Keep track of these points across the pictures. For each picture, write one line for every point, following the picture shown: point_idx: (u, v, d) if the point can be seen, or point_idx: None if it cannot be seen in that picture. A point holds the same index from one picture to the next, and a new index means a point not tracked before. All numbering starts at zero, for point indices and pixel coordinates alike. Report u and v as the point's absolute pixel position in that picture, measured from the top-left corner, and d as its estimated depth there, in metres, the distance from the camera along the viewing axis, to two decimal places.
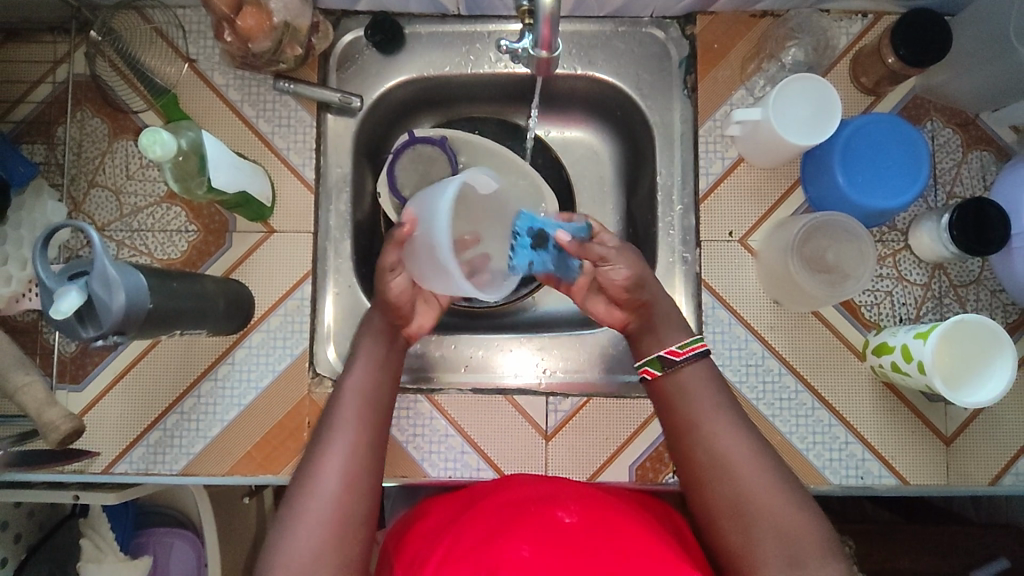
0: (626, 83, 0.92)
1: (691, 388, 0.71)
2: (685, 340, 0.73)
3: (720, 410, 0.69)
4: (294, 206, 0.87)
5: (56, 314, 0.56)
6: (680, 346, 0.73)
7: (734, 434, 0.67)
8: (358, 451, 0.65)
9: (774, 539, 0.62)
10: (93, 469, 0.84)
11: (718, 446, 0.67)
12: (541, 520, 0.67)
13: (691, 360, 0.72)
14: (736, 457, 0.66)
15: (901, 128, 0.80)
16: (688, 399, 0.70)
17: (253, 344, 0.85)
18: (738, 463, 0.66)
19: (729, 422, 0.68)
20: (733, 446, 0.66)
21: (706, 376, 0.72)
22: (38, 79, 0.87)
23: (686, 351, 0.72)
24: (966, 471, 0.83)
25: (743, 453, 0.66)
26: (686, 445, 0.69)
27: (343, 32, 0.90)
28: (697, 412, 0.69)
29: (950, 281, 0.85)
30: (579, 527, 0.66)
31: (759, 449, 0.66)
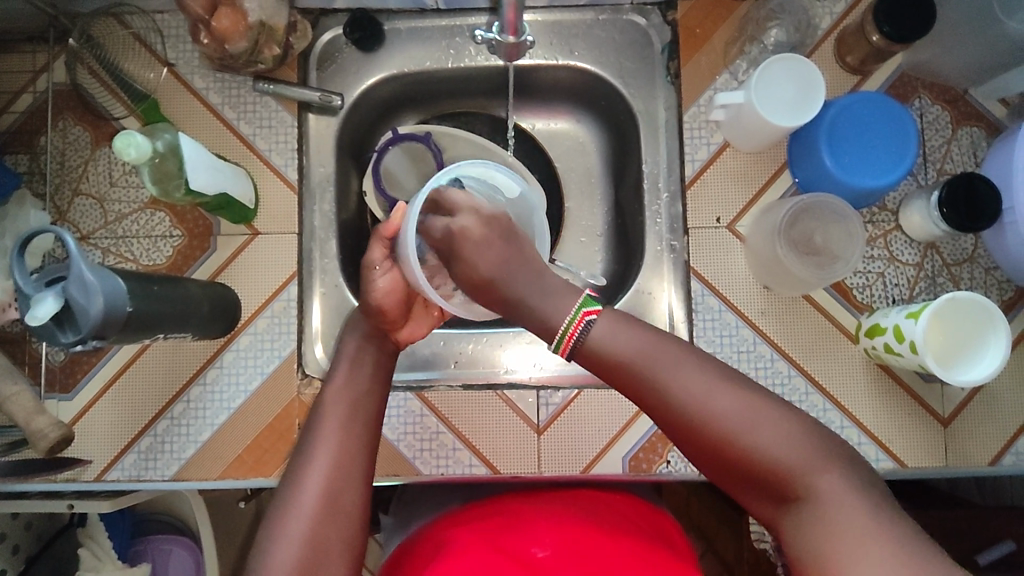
0: (609, 72, 0.91)
1: (617, 347, 0.61)
2: (570, 312, 0.63)
3: (661, 354, 0.60)
4: (278, 207, 0.87)
5: (33, 321, 0.56)
6: (562, 330, 0.63)
7: (684, 373, 0.59)
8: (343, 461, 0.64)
9: (770, 482, 0.56)
10: (86, 477, 0.83)
11: (675, 395, 0.59)
12: (519, 556, 0.70)
13: (587, 329, 0.62)
14: (701, 400, 0.58)
15: (889, 106, 0.79)
16: (622, 361, 0.61)
17: (241, 348, 0.85)
18: (716, 410, 0.58)
19: (677, 361, 0.60)
20: (688, 388, 0.59)
21: (620, 329, 0.62)
22: (19, 89, 0.87)
23: (576, 327, 0.62)
24: (965, 452, 0.82)
25: (703, 390, 0.58)
26: (646, 407, 0.61)
27: (322, 31, 0.90)
28: (633, 367, 0.60)
29: (943, 260, 0.84)
30: (553, 561, 0.69)
31: (723, 384, 0.59)
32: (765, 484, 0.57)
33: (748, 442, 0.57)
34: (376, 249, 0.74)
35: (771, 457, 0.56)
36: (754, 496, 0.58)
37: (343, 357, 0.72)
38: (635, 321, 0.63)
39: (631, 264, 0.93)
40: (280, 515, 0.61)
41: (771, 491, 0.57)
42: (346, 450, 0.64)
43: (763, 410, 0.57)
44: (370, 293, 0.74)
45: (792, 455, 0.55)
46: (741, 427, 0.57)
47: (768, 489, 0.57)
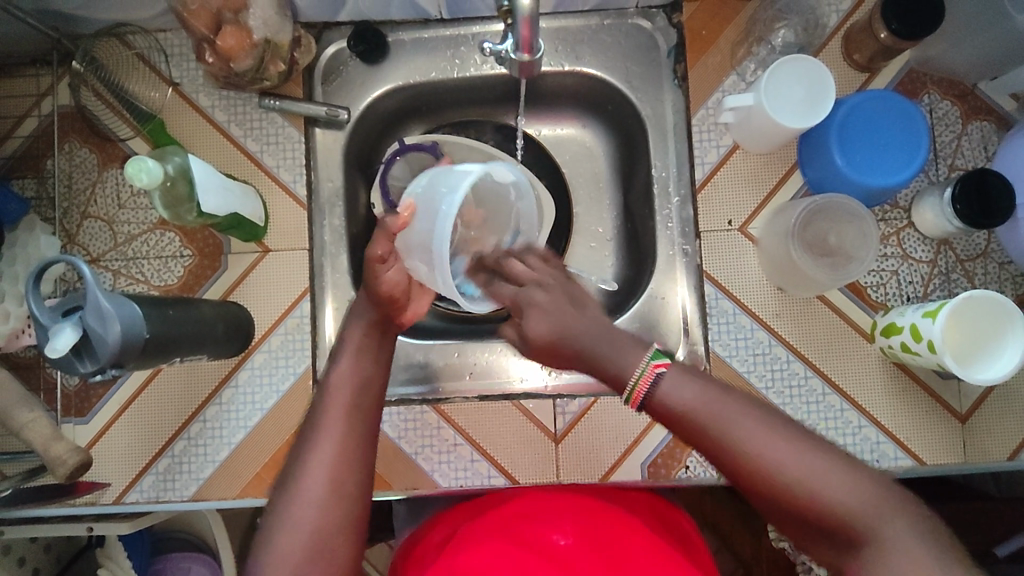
0: (615, 76, 0.90)
1: (686, 404, 0.56)
2: (638, 366, 0.59)
3: (740, 416, 0.55)
4: (289, 224, 0.86)
5: (53, 353, 0.56)
6: (633, 381, 0.59)
7: (766, 436, 0.54)
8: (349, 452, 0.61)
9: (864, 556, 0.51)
10: (105, 500, 0.83)
11: (758, 457, 0.53)
12: (540, 545, 0.67)
13: (655, 383, 0.58)
14: (783, 461, 0.53)
15: (899, 104, 0.78)
16: (689, 418, 0.56)
17: (255, 366, 0.85)
18: (801, 475, 0.52)
19: (758, 422, 0.55)
20: (767, 449, 0.54)
21: (688, 384, 0.57)
22: (24, 113, 0.86)
23: (642, 383, 0.58)
24: (984, 448, 0.82)
25: (788, 454, 0.53)
26: (722, 467, 0.56)
27: (326, 45, 0.89)
28: (705, 424, 0.55)
29: (956, 256, 0.84)
30: (576, 549, 0.66)
31: (808, 444, 0.53)
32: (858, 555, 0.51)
33: (834, 507, 0.51)
34: (380, 243, 0.72)
35: (861, 525, 0.51)
36: (838, 561, 0.54)
37: (348, 344, 0.69)
38: (702, 374, 0.58)
39: (643, 269, 0.93)
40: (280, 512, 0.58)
41: (861, 560, 0.52)
42: (350, 441, 0.62)
43: (855, 475, 0.52)
44: (376, 283, 0.72)
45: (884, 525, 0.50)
46: (829, 490, 0.52)
47: (851, 558, 0.52)
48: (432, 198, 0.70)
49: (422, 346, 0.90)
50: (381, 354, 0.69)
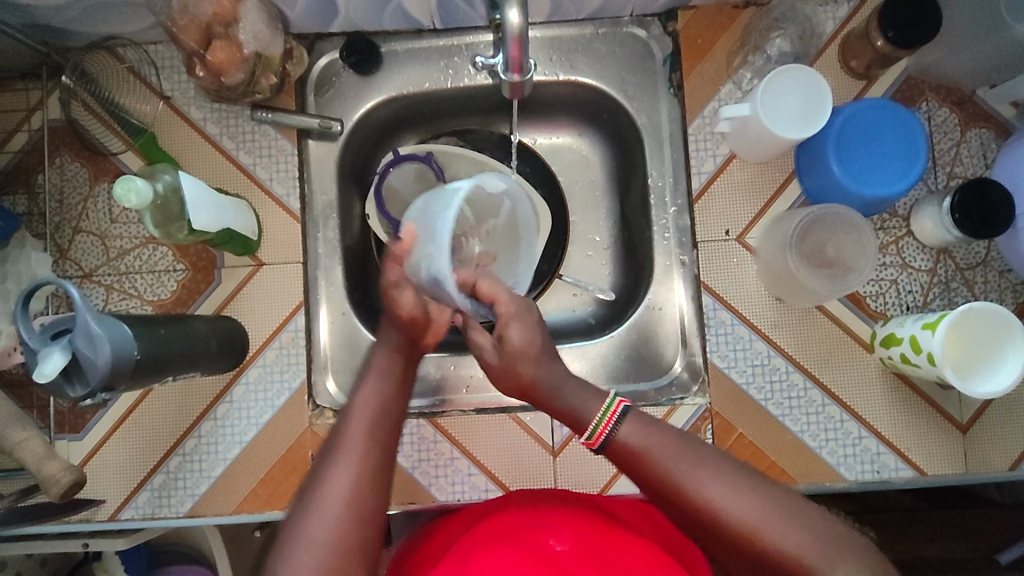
0: (610, 86, 0.90)
1: (643, 448, 0.60)
2: (603, 406, 0.63)
3: (691, 457, 0.58)
4: (283, 237, 0.86)
5: (41, 377, 0.55)
6: (594, 425, 0.62)
7: (713, 474, 0.57)
8: (368, 472, 0.59)
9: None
10: (100, 517, 0.83)
11: (708, 497, 0.56)
12: (536, 550, 0.66)
13: (617, 425, 0.62)
14: (730, 502, 0.55)
15: (897, 113, 0.78)
16: (646, 459, 0.59)
17: (250, 381, 0.84)
18: (748, 511, 0.55)
19: (707, 463, 0.57)
20: (711, 489, 0.56)
21: (648, 430, 0.61)
22: (14, 128, 0.85)
23: (604, 424, 0.62)
24: (984, 458, 0.81)
25: (735, 494, 0.55)
26: (675, 507, 0.58)
27: (318, 56, 0.88)
28: (659, 464, 0.59)
29: (956, 265, 0.83)
30: (572, 554, 0.65)
31: (753, 483, 0.56)
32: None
33: (775, 544, 0.53)
34: (392, 270, 0.70)
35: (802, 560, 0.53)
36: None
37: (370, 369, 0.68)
38: (662, 425, 0.61)
39: (640, 279, 0.92)
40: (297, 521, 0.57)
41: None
42: (370, 462, 0.60)
43: (797, 513, 0.54)
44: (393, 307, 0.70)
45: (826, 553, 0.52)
46: (768, 527, 0.54)
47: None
48: (430, 218, 0.69)
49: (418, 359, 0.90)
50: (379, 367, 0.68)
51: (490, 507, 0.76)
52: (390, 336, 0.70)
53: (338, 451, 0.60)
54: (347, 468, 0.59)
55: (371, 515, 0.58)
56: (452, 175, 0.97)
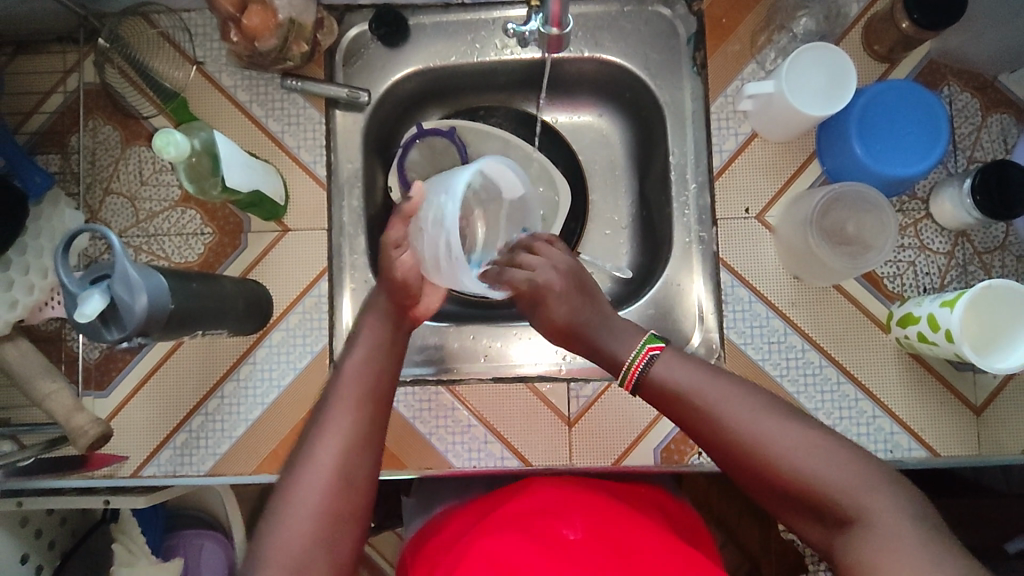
0: (634, 64, 0.91)
1: (679, 380, 0.65)
2: (635, 348, 0.68)
3: (729, 395, 0.62)
4: (308, 204, 0.87)
5: (81, 317, 0.57)
6: (629, 364, 0.67)
7: (745, 406, 0.62)
8: (357, 445, 0.62)
9: (826, 507, 0.57)
10: (123, 473, 0.85)
11: (738, 428, 0.61)
12: (550, 540, 0.67)
13: (649, 364, 0.67)
14: (758, 431, 0.60)
15: (920, 95, 0.78)
16: (682, 394, 0.64)
17: (273, 344, 0.85)
18: (774, 441, 0.59)
19: (743, 398, 0.62)
20: (740, 416, 0.61)
21: (683, 365, 0.65)
22: (50, 89, 0.87)
23: (639, 361, 0.67)
24: (997, 440, 0.82)
25: (767, 425, 0.60)
26: (707, 438, 0.63)
27: (347, 27, 0.90)
28: (693, 398, 0.63)
29: (973, 249, 0.84)
30: (585, 542, 0.67)
31: (782, 415, 0.61)
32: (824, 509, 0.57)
33: (798, 469, 0.58)
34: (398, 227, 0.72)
35: (826, 483, 0.57)
36: (803, 520, 0.59)
37: (363, 343, 0.71)
38: (699, 360, 0.66)
39: (658, 256, 0.93)
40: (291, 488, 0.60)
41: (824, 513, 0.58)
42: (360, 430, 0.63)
43: (822, 443, 0.59)
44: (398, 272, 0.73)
45: (846, 481, 0.56)
46: (794, 455, 0.58)
47: (822, 515, 0.58)
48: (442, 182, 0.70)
49: (438, 328, 0.91)
50: (372, 341, 0.71)
51: (497, 500, 0.77)
52: (379, 303, 0.74)
53: (326, 424, 0.63)
54: (336, 440, 0.62)
55: (361, 484, 0.61)
56: (474, 150, 0.98)
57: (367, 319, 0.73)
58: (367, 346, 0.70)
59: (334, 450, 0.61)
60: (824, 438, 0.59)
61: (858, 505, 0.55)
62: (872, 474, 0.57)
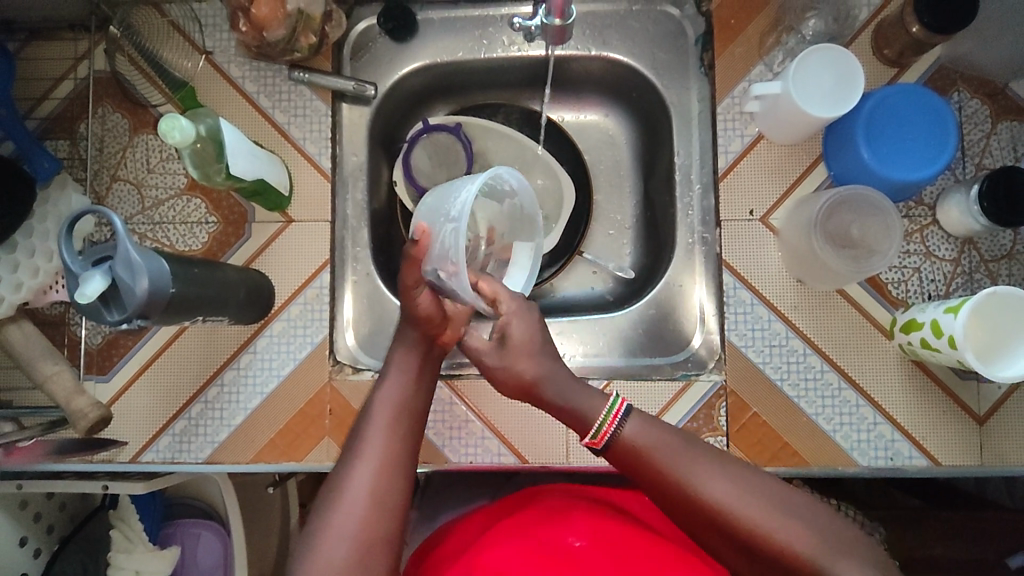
0: (641, 64, 0.91)
1: (647, 446, 0.63)
2: (605, 406, 0.65)
3: (695, 458, 0.61)
4: (312, 195, 0.87)
5: (82, 298, 0.57)
6: (596, 427, 0.65)
7: (711, 475, 0.60)
8: (389, 471, 0.63)
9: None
10: (121, 458, 0.85)
11: (707, 498, 0.59)
12: (555, 550, 0.68)
13: (620, 425, 0.64)
14: (727, 500, 0.59)
15: (928, 100, 0.78)
16: (651, 458, 0.62)
17: (274, 334, 0.86)
18: (742, 509, 0.59)
19: (709, 464, 0.61)
20: (711, 486, 0.60)
21: (651, 428, 0.64)
22: (60, 76, 0.88)
23: (606, 425, 0.64)
24: (1000, 451, 0.81)
25: (732, 493, 0.59)
26: (675, 505, 0.61)
27: (356, 21, 0.90)
28: (663, 462, 0.62)
29: (980, 257, 0.83)
30: (590, 550, 0.67)
31: (748, 484, 0.60)
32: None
33: (766, 540, 0.58)
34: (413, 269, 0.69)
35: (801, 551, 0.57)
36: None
37: (392, 366, 0.70)
38: (663, 423, 0.64)
39: (661, 257, 0.93)
40: (324, 518, 0.60)
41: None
42: (389, 460, 0.63)
43: (790, 509, 0.58)
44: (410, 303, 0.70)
45: (816, 548, 0.56)
46: (765, 522, 0.58)
47: None
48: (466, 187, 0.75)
49: None
50: (396, 360, 0.70)
51: (506, 506, 0.78)
52: (406, 333, 0.71)
53: (361, 445, 0.64)
54: (367, 472, 0.62)
55: (392, 512, 0.61)
56: (480, 147, 0.99)
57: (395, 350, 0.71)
58: (397, 374, 0.69)
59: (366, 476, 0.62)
60: (795, 505, 0.59)
61: (829, 571, 0.55)
62: (845, 543, 0.57)
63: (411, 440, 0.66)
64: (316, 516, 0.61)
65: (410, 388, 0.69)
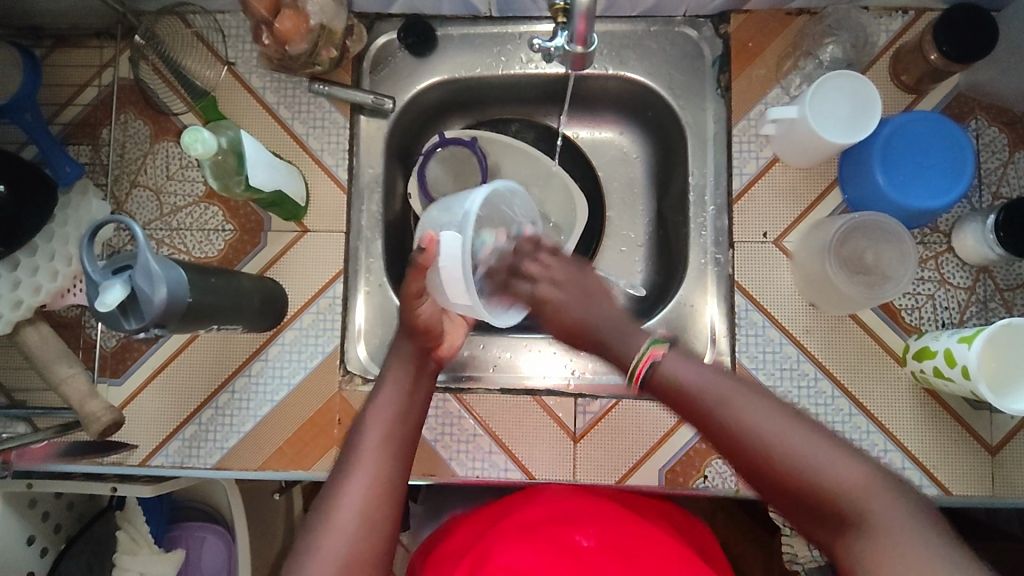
0: (657, 83, 0.91)
1: (684, 380, 0.62)
2: (640, 349, 0.65)
3: (732, 395, 0.60)
4: (328, 206, 0.88)
5: (102, 307, 0.58)
6: (634, 367, 0.65)
7: (751, 403, 0.59)
8: (380, 479, 0.63)
9: (831, 513, 0.55)
10: (131, 461, 0.86)
11: (744, 430, 0.58)
12: (563, 547, 0.68)
13: (656, 363, 0.64)
14: (763, 428, 0.58)
15: (946, 127, 0.78)
16: (689, 394, 0.62)
17: (286, 342, 0.86)
18: (781, 441, 0.57)
19: (749, 399, 0.60)
20: (752, 419, 0.59)
21: (687, 366, 0.63)
22: (84, 82, 0.90)
23: (640, 365, 0.65)
24: (1012, 482, 0.80)
25: (771, 423, 0.58)
26: (709, 432, 0.61)
27: (377, 35, 0.91)
28: (698, 399, 0.61)
29: (995, 285, 0.82)
30: (597, 551, 0.68)
31: (786, 412, 0.59)
32: (829, 515, 0.55)
33: (804, 469, 0.56)
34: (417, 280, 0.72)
35: (835, 490, 0.54)
36: (807, 520, 0.57)
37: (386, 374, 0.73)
38: (705, 360, 0.64)
39: (673, 276, 0.93)
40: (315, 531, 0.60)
41: (826, 518, 0.56)
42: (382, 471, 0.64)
43: (831, 445, 0.56)
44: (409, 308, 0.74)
45: (859, 484, 0.54)
46: (803, 457, 0.56)
47: (828, 518, 0.55)
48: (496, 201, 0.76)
49: None
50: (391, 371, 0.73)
51: (514, 502, 0.78)
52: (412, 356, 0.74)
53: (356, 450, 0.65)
54: (360, 482, 0.63)
55: (382, 523, 0.62)
56: (494, 162, 0.99)
57: (403, 357, 0.74)
58: (391, 383, 0.71)
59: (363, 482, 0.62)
60: (837, 442, 0.57)
61: (867, 512, 0.54)
62: (887, 484, 0.54)
63: (404, 446, 0.67)
64: (315, 520, 0.62)
65: (406, 394, 0.71)
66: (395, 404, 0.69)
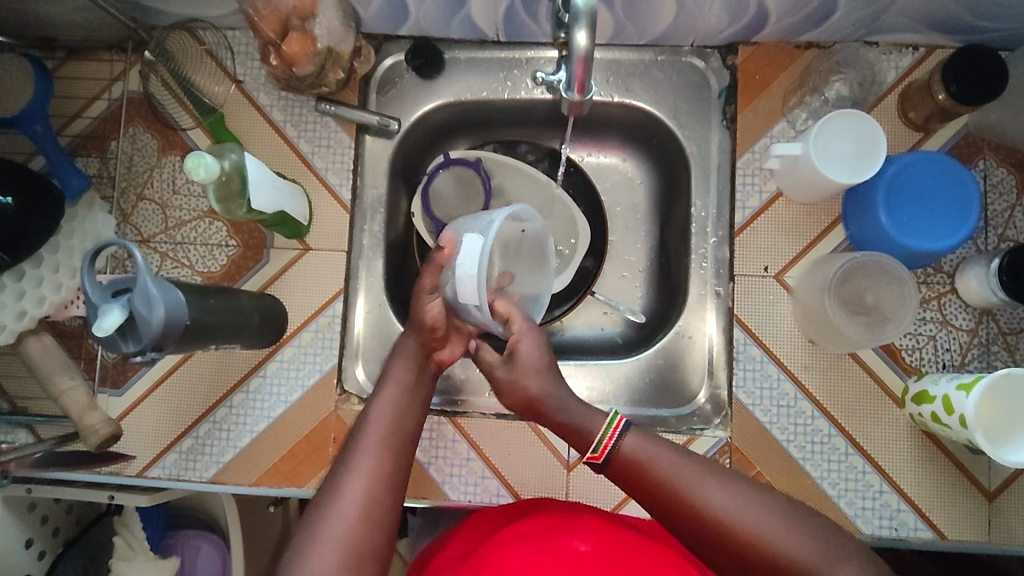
0: (663, 112, 0.91)
1: (648, 457, 0.65)
2: (606, 420, 0.67)
3: (699, 473, 0.63)
4: (330, 225, 0.89)
5: (100, 331, 0.59)
6: (598, 439, 0.66)
7: (714, 482, 0.62)
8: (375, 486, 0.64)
9: None
10: (129, 472, 0.86)
11: (708, 505, 0.61)
12: (559, 556, 0.68)
13: (620, 437, 0.66)
14: (726, 505, 0.61)
15: (952, 170, 0.77)
16: (650, 469, 0.64)
17: (285, 359, 0.87)
18: (746, 515, 0.60)
19: (712, 475, 0.63)
20: (713, 494, 0.61)
21: (649, 441, 0.66)
22: (94, 95, 0.91)
23: (608, 436, 0.66)
24: (1009, 529, 0.79)
25: (736, 501, 0.61)
26: (670, 513, 0.63)
27: (384, 56, 0.92)
28: (663, 474, 0.64)
29: (998, 328, 0.81)
30: (594, 557, 0.68)
31: (744, 487, 0.62)
32: None
33: (773, 544, 0.58)
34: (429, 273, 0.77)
35: (798, 560, 0.57)
36: None
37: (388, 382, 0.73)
38: (661, 437, 0.67)
39: (673, 304, 0.92)
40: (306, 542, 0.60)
41: None
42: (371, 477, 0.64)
43: (791, 520, 0.60)
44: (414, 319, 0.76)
45: (819, 552, 0.57)
46: (765, 527, 0.59)
47: None
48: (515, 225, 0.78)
49: None
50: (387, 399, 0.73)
51: (510, 510, 0.77)
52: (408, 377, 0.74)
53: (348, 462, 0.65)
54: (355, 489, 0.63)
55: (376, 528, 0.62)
56: (498, 183, 1.00)
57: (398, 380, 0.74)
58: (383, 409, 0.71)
59: (359, 496, 0.63)
60: (801, 519, 0.60)
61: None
62: (843, 549, 0.58)
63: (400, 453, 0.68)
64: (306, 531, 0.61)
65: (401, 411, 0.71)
66: (391, 428, 0.69)
